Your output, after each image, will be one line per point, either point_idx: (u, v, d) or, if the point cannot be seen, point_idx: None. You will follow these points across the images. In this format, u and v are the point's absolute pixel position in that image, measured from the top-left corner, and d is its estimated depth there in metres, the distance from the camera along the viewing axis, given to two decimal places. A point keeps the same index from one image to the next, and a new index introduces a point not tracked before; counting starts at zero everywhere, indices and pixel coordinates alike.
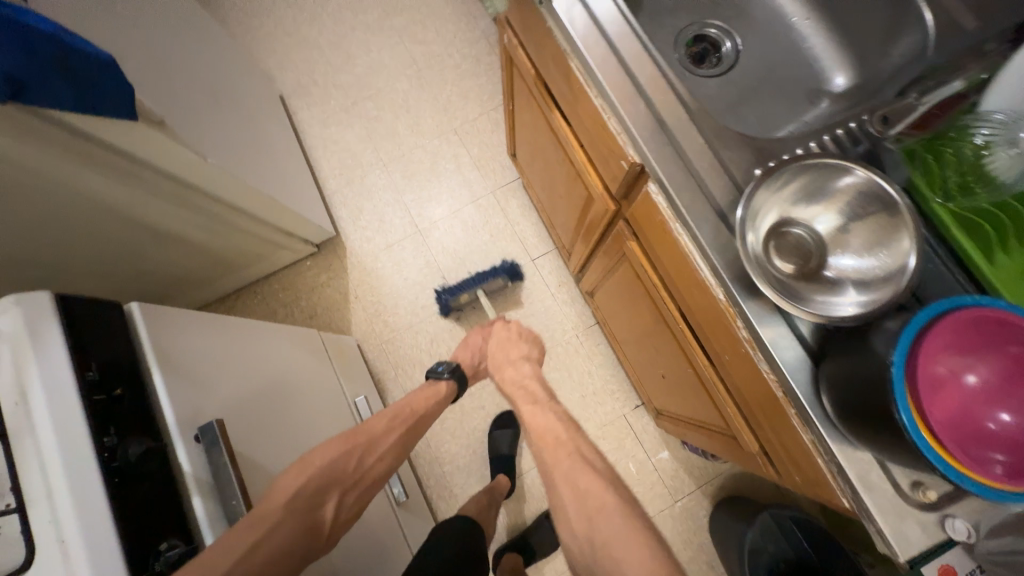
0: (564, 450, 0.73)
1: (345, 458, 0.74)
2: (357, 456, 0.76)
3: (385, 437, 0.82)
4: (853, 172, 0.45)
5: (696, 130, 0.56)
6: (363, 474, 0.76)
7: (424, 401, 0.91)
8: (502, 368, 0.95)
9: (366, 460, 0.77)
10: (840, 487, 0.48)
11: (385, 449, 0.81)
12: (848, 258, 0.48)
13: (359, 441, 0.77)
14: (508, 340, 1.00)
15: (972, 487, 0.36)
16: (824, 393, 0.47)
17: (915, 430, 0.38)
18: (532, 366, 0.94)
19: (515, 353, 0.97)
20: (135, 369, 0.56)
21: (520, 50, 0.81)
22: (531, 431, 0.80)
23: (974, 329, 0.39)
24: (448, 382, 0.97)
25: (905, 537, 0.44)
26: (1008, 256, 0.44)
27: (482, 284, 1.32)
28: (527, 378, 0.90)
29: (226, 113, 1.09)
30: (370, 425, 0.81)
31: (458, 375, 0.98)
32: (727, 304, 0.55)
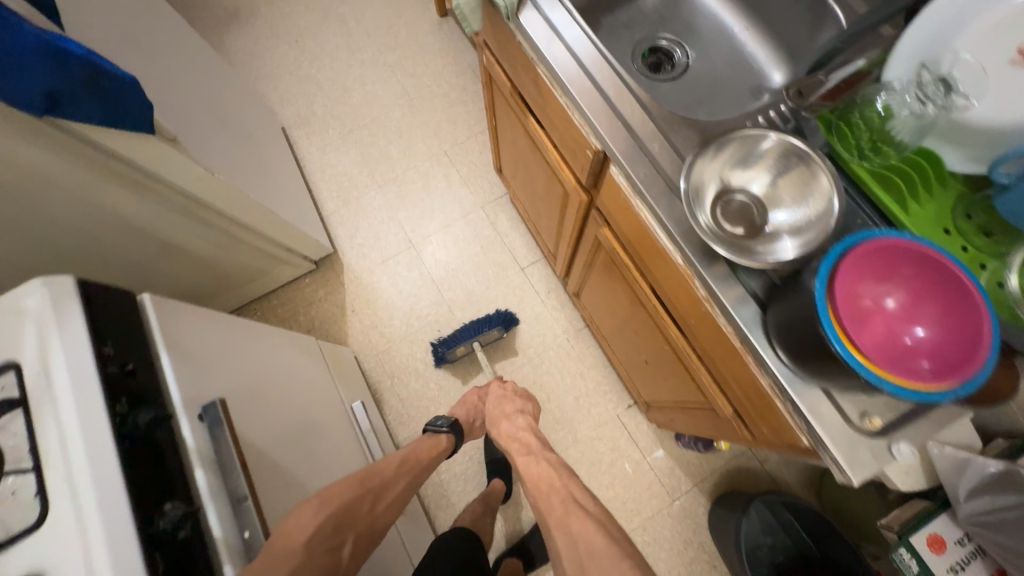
0: (557, 495, 0.80)
1: (357, 499, 0.78)
2: (370, 500, 0.81)
3: (395, 481, 0.88)
4: (768, 138, 0.52)
5: (648, 116, 0.64)
6: (376, 518, 0.81)
7: (425, 450, 0.98)
8: (497, 422, 1.02)
9: (377, 505, 0.82)
10: (798, 424, 0.53)
11: (396, 495, 0.87)
12: (784, 212, 0.55)
13: (370, 485, 0.82)
14: (505, 396, 1.07)
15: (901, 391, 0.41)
16: (772, 334, 0.52)
17: (849, 355, 0.42)
18: (528, 419, 1.00)
19: (510, 407, 1.03)
20: (146, 349, 0.61)
21: (497, 67, 0.91)
22: (526, 481, 0.87)
23: (877, 259, 0.45)
24: (447, 436, 1.04)
25: (855, 460, 0.48)
26: (920, 204, 0.51)
27: (476, 336, 1.33)
28: (522, 429, 0.97)
29: (231, 136, 1.18)
30: (381, 472, 0.87)
31: (457, 429, 1.05)
32: (685, 266, 0.61)
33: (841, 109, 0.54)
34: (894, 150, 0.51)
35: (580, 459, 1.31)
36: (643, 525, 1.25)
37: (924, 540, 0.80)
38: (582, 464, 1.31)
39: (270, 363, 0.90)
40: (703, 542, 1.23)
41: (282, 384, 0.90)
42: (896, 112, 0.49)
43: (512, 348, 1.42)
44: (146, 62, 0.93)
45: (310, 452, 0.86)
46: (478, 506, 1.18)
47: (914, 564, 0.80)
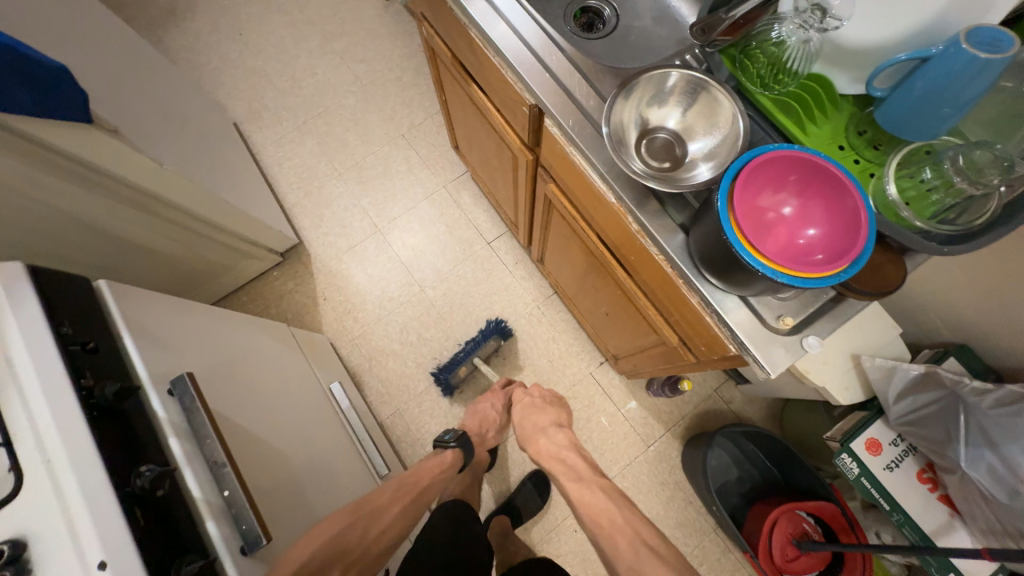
0: (622, 535, 0.75)
1: (349, 529, 0.76)
2: (361, 529, 0.78)
3: (388, 508, 0.85)
4: (671, 75, 0.57)
5: (574, 68, 0.68)
6: (369, 546, 0.79)
7: (429, 471, 0.98)
8: (535, 437, 1.00)
9: (371, 530, 0.80)
10: (725, 333, 0.58)
11: (391, 519, 0.85)
12: (700, 141, 0.60)
13: (364, 511, 0.81)
14: (537, 406, 1.08)
15: (804, 284, 0.46)
16: (695, 255, 0.58)
17: (758, 263, 0.47)
18: (566, 433, 1.00)
19: (548, 421, 1.03)
20: (106, 330, 0.62)
21: (437, 39, 0.93)
22: (582, 511, 0.83)
23: (771, 172, 0.50)
24: (453, 451, 1.04)
25: (772, 357, 0.54)
26: (817, 125, 0.56)
27: (475, 352, 1.35)
28: (564, 449, 0.95)
29: (179, 130, 1.17)
30: (379, 496, 0.85)
31: (464, 442, 1.06)
32: (618, 204, 0.65)
33: (742, 44, 0.58)
34: (790, 78, 0.56)
35: None
36: (622, 472, 1.32)
37: (864, 445, 0.88)
38: None
39: (242, 348, 0.91)
40: (679, 482, 1.31)
41: (256, 367, 0.91)
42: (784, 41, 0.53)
43: (518, 364, 1.42)
44: (77, 56, 0.91)
45: (290, 426, 0.89)
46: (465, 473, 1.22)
47: (855, 466, 0.88)
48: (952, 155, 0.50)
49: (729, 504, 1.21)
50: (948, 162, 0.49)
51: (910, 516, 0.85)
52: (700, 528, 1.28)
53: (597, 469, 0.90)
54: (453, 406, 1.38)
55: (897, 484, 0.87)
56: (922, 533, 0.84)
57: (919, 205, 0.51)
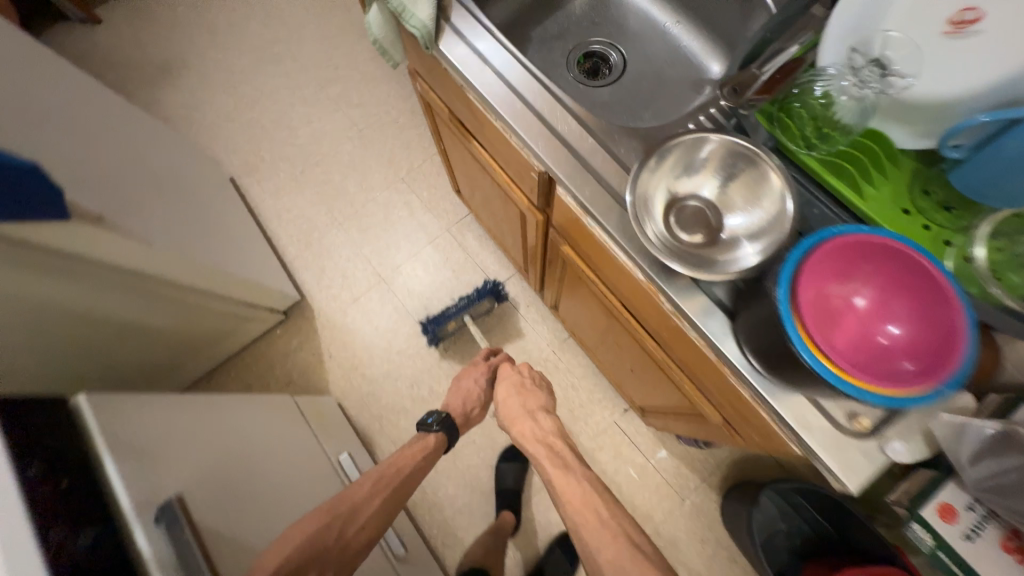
0: (608, 528, 0.72)
1: (326, 530, 0.72)
2: (338, 527, 0.73)
3: (368, 502, 0.79)
4: (708, 141, 0.51)
5: (587, 132, 0.61)
6: (346, 545, 0.74)
7: (408, 458, 0.89)
8: (518, 420, 0.91)
9: (350, 529, 0.75)
10: (786, 432, 0.50)
11: (369, 516, 0.78)
12: (738, 216, 0.52)
13: (341, 509, 0.75)
14: (524, 387, 0.96)
15: (888, 403, 0.38)
16: (746, 346, 0.50)
17: (835, 378, 0.39)
18: (552, 419, 0.91)
19: (533, 404, 0.93)
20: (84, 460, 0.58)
21: (432, 94, 0.88)
22: (563, 500, 0.78)
23: (836, 260, 0.42)
24: (437, 434, 0.96)
25: (851, 467, 0.46)
26: (875, 188, 0.49)
27: (467, 310, 1.34)
28: (550, 435, 0.87)
29: (170, 198, 1.13)
30: (353, 492, 0.78)
31: (447, 425, 0.97)
32: (648, 282, 0.57)
33: (780, 100, 0.52)
34: (841, 134, 0.49)
35: None
36: (657, 531, 1.22)
37: None
38: None
39: (239, 437, 0.84)
40: (720, 538, 1.21)
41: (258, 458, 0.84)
42: (836, 97, 0.48)
43: None
44: (58, 141, 0.87)
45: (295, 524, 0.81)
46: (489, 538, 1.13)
47: None
48: None
49: (778, 560, 1.10)
50: None
51: None
52: None
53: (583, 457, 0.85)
54: (471, 465, 1.29)
55: None
56: None
57: (1014, 284, 0.43)
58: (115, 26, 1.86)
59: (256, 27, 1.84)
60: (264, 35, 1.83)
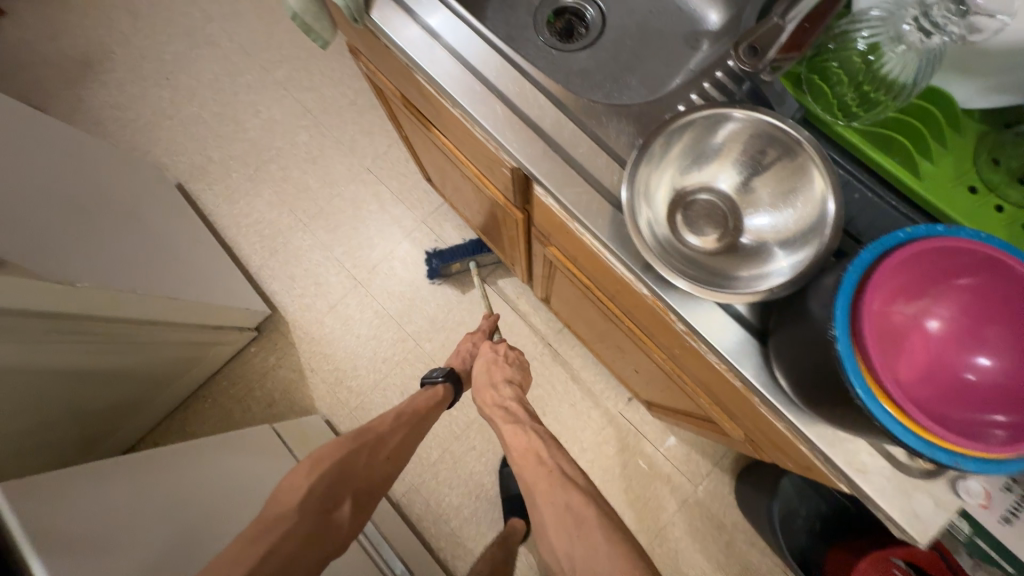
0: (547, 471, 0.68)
1: (354, 457, 0.69)
2: (367, 453, 0.70)
3: (392, 434, 0.75)
4: (730, 118, 0.39)
5: (565, 117, 0.49)
6: (376, 471, 0.71)
7: (422, 399, 0.83)
8: (480, 389, 0.84)
9: (375, 459, 0.71)
10: (831, 470, 0.41)
11: (394, 448, 0.74)
12: (763, 215, 0.42)
13: (367, 437, 0.72)
14: (494, 362, 0.86)
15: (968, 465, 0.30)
16: (780, 374, 0.40)
17: (905, 431, 0.30)
18: (516, 389, 0.83)
19: (498, 375, 0.84)
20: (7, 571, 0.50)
21: (378, 75, 0.74)
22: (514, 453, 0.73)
23: (907, 271, 0.32)
24: (444, 385, 0.87)
25: (917, 515, 0.38)
26: (935, 163, 0.39)
27: (475, 254, 1.31)
28: (508, 399, 0.80)
29: (100, 223, 1.00)
30: (378, 423, 0.75)
31: (454, 377, 0.88)
32: (653, 297, 0.47)
33: (812, 57, 0.41)
34: (891, 98, 0.38)
35: (591, 468, 1.22)
36: (671, 521, 1.18)
37: None
38: (596, 474, 1.22)
39: (210, 489, 0.76)
40: (736, 521, 1.17)
41: (235, 510, 0.76)
42: (885, 52, 0.37)
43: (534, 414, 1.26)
44: None
45: None
46: (498, 549, 1.08)
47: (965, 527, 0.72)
48: None
49: (796, 543, 1.06)
50: None
51: None
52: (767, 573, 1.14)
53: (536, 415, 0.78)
54: (473, 471, 1.23)
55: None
56: None
57: None
58: (23, 19, 1.63)
59: (183, 7, 1.62)
60: (193, 15, 1.61)
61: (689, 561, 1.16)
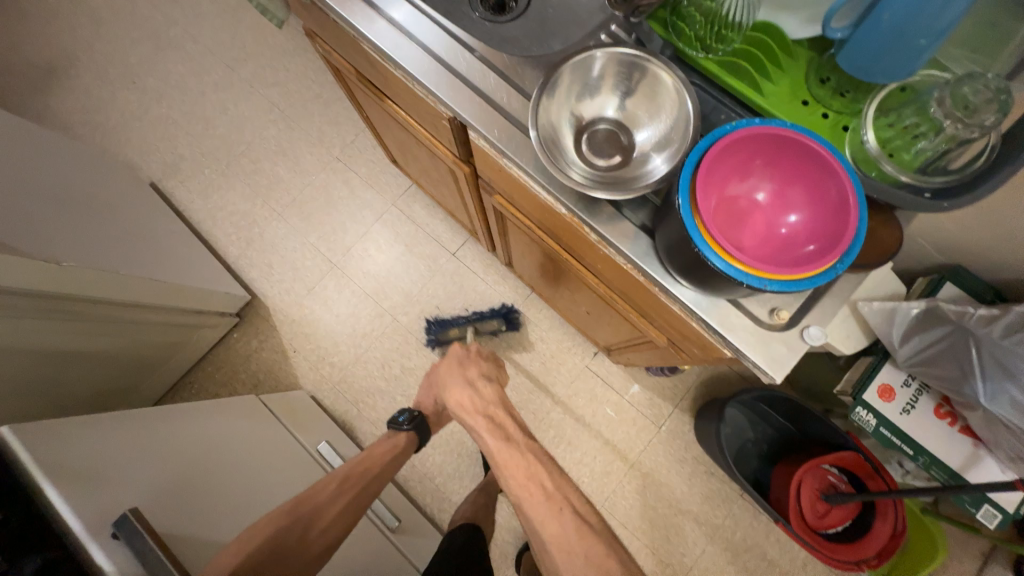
0: (552, 504, 0.65)
1: (285, 534, 0.65)
2: (299, 529, 0.66)
3: (332, 502, 0.72)
4: (596, 57, 0.49)
5: (490, 69, 0.58)
6: (311, 548, 0.66)
7: (381, 452, 0.85)
8: (456, 390, 0.85)
9: (313, 531, 0.67)
10: (715, 337, 0.51)
11: (333, 517, 0.71)
12: (646, 129, 0.53)
13: (301, 512, 0.68)
14: (467, 358, 0.91)
15: (801, 287, 0.40)
16: (665, 260, 0.50)
17: (743, 274, 0.41)
18: (494, 386, 0.87)
19: (474, 370, 0.89)
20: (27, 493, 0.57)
21: (333, 54, 0.82)
22: (507, 477, 0.70)
23: (731, 157, 0.43)
24: (409, 433, 0.92)
25: (773, 359, 0.48)
26: (774, 83, 0.49)
27: (475, 321, 1.34)
28: (490, 404, 0.82)
29: (80, 214, 1.05)
30: (315, 492, 0.72)
31: (418, 423, 0.93)
32: (570, 215, 0.56)
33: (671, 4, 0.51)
34: (733, 32, 0.48)
35: (563, 420, 1.32)
36: (639, 460, 1.29)
37: (875, 393, 0.85)
38: (567, 424, 1.32)
39: (204, 441, 0.83)
40: (697, 455, 1.28)
41: (227, 458, 0.83)
42: None
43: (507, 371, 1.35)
44: None
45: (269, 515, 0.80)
46: (479, 496, 1.16)
47: (872, 418, 0.85)
48: (937, 96, 0.43)
49: (750, 467, 1.18)
50: (935, 105, 0.43)
51: (935, 457, 0.82)
52: (727, 498, 1.25)
53: (529, 432, 0.78)
54: (455, 430, 1.31)
55: (917, 427, 0.83)
56: (951, 472, 0.81)
57: (903, 159, 0.45)
58: None
59: (144, 10, 1.66)
60: (156, 18, 1.65)
61: (655, 494, 1.27)
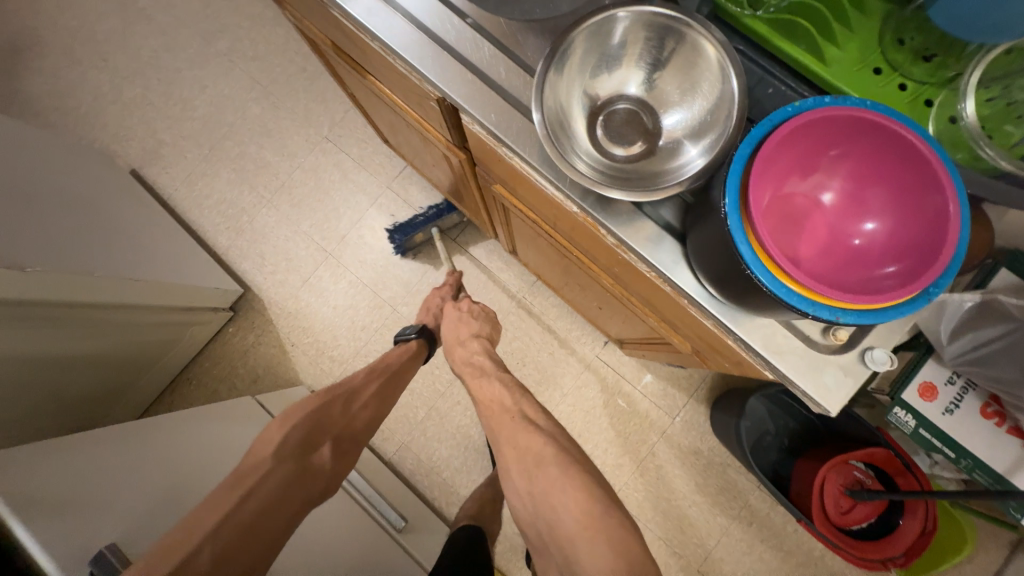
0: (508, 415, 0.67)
1: (325, 411, 0.68)
2: (339, 406, 0.70)
3: (363, 387, 0.75)
4: (618, 19, 0.40)
5: (485, 40, 0.48)
6: (352, 421, 0.70)
7: (394, 355, 0.83)
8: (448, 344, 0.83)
9: (350, 409, 0.71)
10: (755, 359, 0.44)
11: (367, 399, 0.74)
12: (676, 110, 0.43)
13: (337, 392, 0.71)
14: (460, 320, 0.85)
15: (879, 318, 0.32)
16: (699, 271, 0.42)
17: (803, 301, 0.32)
18: (484, 343, 0.81)
19: (465, 331, 0.82)
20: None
21: (304, 22, 0.72)
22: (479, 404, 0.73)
23: (795, 147, 0.34)
24: (418, 342, 0.87)
25: (826, 388, 0.41)
26: (839, 47, 0.39)
27: (436, 221, 1.29)
28: (476, 353, 0.78)
29: (49, 209, 0.97)
30: (348, 378, 0.75)
31: (428, 333, 0.88)
32: (583, 214, 0.48)
33: None
34: None
35: (573, 410, 1.27)
36: (652, 451, 1.24)
37: (916, 393, 0.77)
38: (577, 416, 1.27)
39: (193, 451, 0.79)
40: (713, 446, 1.24)
41: (219, 472, 0.79)
42: None
43: (514, 363, 1.29)
44: None
45: None
46: (486, 491, 1.12)
47: (911, 419, 0.78)
48: None
49: (769, 459, 1.13)
50: None
51: (979, 460, 0.76)
52: (744, 489, 1.21)
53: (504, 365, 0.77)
54: (461, 424, 1.27)
55: (961, 428, 0.76)
56: (995, 476, 0.75)
57: (1006, 140, 0.36)
58: None
59: None
60: None
61: (669, 486, 1.23)
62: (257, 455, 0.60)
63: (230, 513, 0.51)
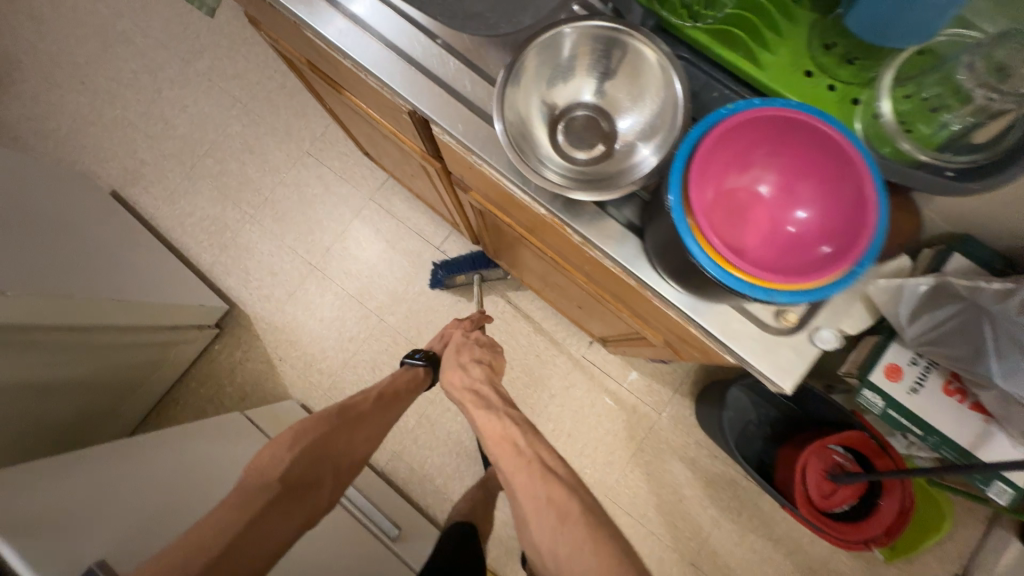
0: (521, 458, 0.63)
1: (331, 435, 0.67)
2: (346, 432, 0.70)
3: (373, 417, 0.75)
4: (565, 34, 0.43)
5: (450, 55, 0.51)
6: (355, 453, 0.70)
7: (402, 381, 0.84)
8: (446, 370, 0.81)
9: (354, 438, 0.70)
10: (715, 345, 0.47)
11: (375, 428, 0.74)
12: (629, 114, 0.46)
13: (347, 417, 0.71)
14: (461, 346, 0.85)
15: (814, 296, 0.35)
16: (657, 264, 0.45)
17: (746, 285, 0.35)
18: (485, 368, 0.80)
19: (466, 356, 0.82)
20: None
21: (279, 42, 0.74)
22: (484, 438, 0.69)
23: (730, 145, 0.38)
24: (426, 368, 0.88)
25: (780, 366, 0.44)
26: (772, 52, 0.43)
27: (482, 268, 1.30)
28: (479, 381, 0.77)
29: (30, 232, 0.98)
30: (360, 404, 0.75)
31: (436, 361, 0.90)
32: (549, 216, 0.51)
33: None
34: None
35: (562, 411, 1.29)
36: (641, 447, 1.27)
37: (883, 374, 0.81)
38: (567, 416, 1.29)
39: (182, 468, 0.79)
40: (699, 439, 1.26)
41: (208, 488, 0.79)
42: None
43: None
44: None
45: None
46: (478, 493, 1.13)
47: (879, 400, 0.82)
48: (968, 60, 0.38)
49: (754, 449, 1.16)
50: (964, 71, 0.38)
51: (946, 437, 0.79)
52: (731, 479, 1.24)
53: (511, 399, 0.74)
54: (451, 430, 1.28)
55: (926, 406, 0.80)
56: (961, 450, 0.79)
57: (920, 134, 0.40)
58: None
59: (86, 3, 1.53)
60: (100, 11, 1.52)
61: (659, 480, 1.25)
62: (261, 475, 0.59)
63: (226, 533, 0.52)
